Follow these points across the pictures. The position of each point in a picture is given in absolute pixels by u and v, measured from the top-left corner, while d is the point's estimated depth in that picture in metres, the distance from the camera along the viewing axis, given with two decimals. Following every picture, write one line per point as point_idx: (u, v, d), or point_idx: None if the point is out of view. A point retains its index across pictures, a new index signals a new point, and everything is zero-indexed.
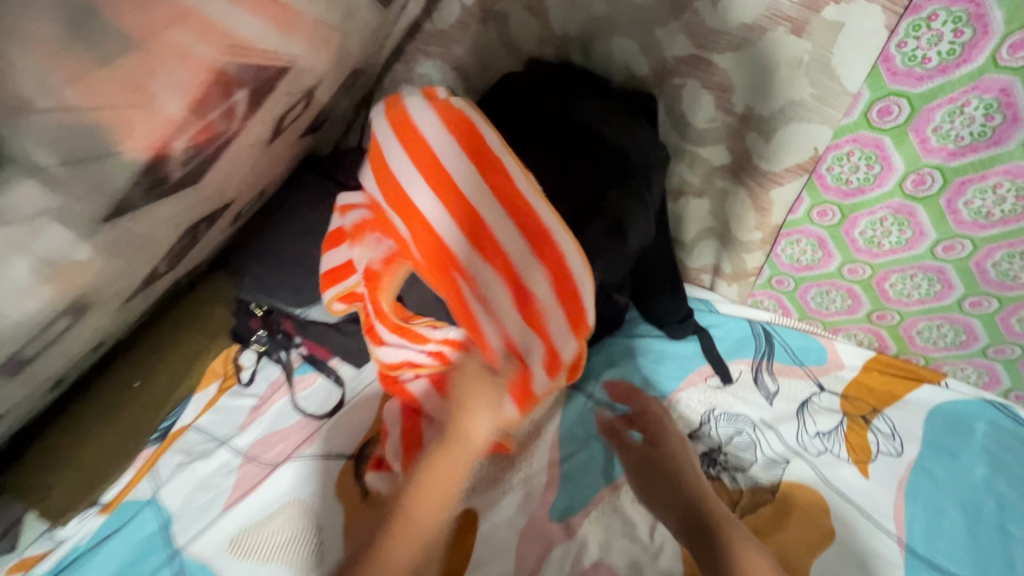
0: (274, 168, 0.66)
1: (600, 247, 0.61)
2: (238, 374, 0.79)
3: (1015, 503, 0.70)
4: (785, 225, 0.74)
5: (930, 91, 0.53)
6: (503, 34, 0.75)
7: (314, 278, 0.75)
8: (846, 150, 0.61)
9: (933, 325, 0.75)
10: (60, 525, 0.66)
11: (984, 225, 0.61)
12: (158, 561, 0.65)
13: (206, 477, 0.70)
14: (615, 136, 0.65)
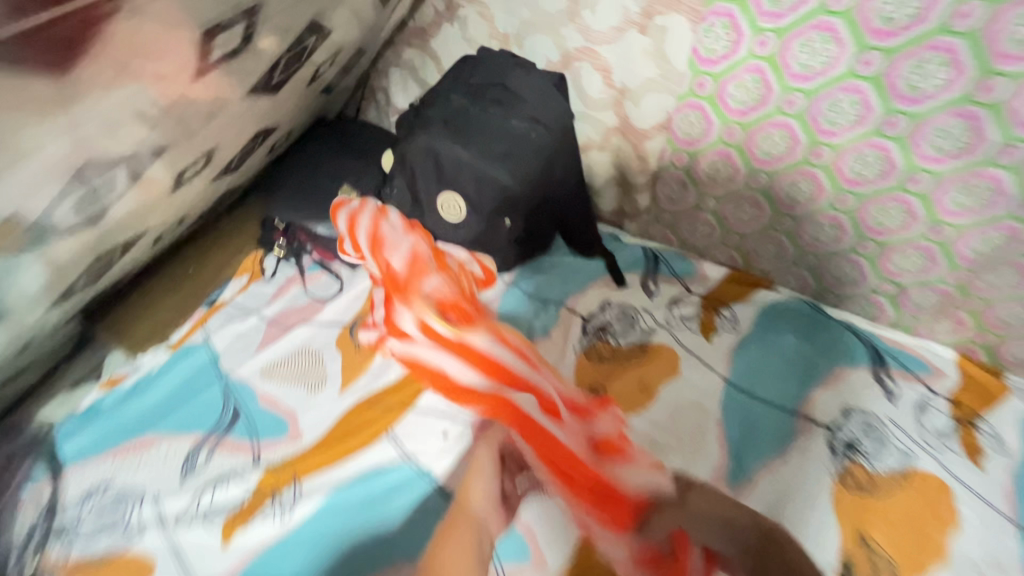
0: (301, 113, 0.96)
1: (517, 159, 0.93)
2: (263, 271, 1.07)
3: (808, 360, 0.99)
4: (659, 170, 1.05)
5: (723, 70, 0.85)
6: (463, 32, 1.05)
7: (326, 201, 1.07)
8: (685, 112, 0.93)
9: (760, 243, 1.06)
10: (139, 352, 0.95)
11: (771, 161, 0.92)
12: (210, 379, 0.91)
13: (242, 333, 0.98)
14: (535, 101, 0.95)
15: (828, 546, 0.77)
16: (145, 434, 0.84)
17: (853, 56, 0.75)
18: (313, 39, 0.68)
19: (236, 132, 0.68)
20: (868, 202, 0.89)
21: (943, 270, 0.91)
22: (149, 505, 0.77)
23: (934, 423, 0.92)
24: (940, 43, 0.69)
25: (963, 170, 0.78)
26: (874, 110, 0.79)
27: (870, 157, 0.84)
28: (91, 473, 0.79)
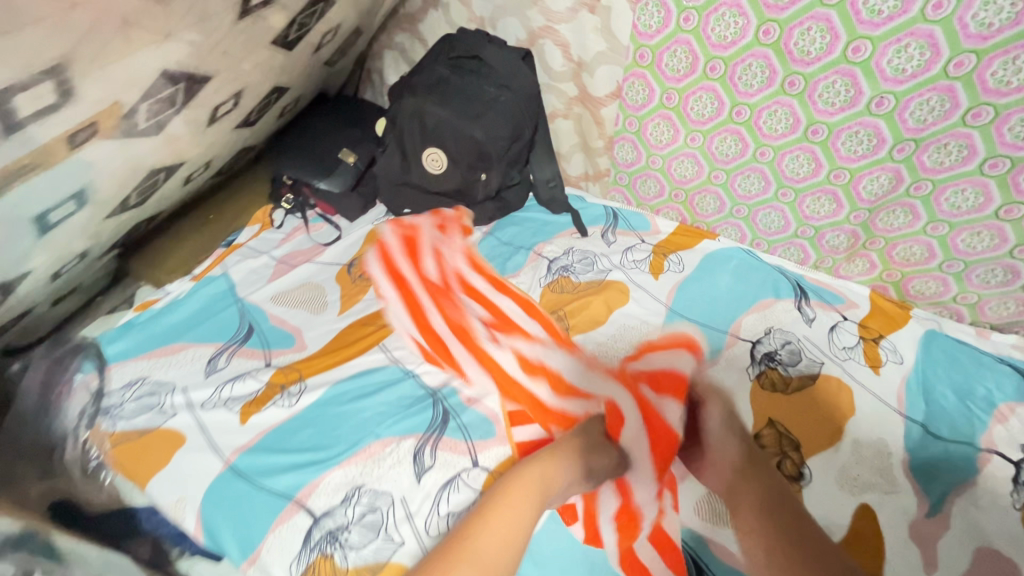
0: (308, 81, 1.13)
1: (493, 121, 1.10)
2: (272, 221, 1.23)
3: (742, 293, 1.15)
4: (614, 134, 1.23)
5: (658, 43, 1.03)
6: (446, 17, 1.23)
7: (327, 161, 1.24)
8: (631, 81, 1.11)
9: (702, 197, 1.23)
10: (168, 282, 1.12)
11: (703, 121, 1.10)
12: (228, 302, 1.07)
13: (254, 268, 1.14)
14: (506, 72, 1.13)
15: (741, 428, 0.95)
16: (174, 343, 1.00)
17: (757, 28, 0.93)
18: (319, 6, 0.84)
19: (260, 79, 0.87)
20: (782, 153, 1.06)
21: (848, 211, 1.08)
22: (179, 393, 0.93)
23: (844, 341, 1.08)
24: (819, 14, 0.87)
25: (850, 120, 0.95)
26: (777, 73, 0.96)
27: (779, 113, 1.01)
28: (131, 369, 0.95)
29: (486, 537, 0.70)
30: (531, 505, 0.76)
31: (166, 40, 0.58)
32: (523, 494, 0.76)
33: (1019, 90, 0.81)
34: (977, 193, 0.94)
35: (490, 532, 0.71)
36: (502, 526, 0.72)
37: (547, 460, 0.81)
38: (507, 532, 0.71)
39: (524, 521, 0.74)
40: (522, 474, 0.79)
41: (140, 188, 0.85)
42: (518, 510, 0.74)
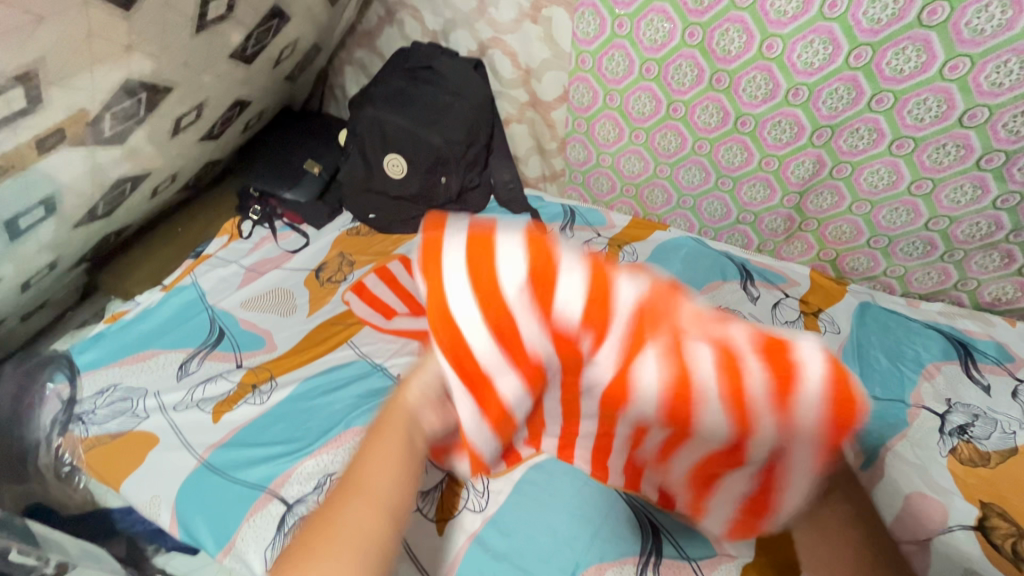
0: (270, 94, 1.18)
1: (449, 124, 1.18)
2: (240, 232, 1.25)
3: (692, 277, 1.21)
4: (566, 135, 1.31)
5: (597, 48, 1.11)
6: (401, 32, 1.31)
7: (291, 173, 1.28)
8: (577, 84, 1.19)
9: (651, 190, 1.31)
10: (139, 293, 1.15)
11: (644, 119, 1.18)
12: (199, 310, 1.10)
13: (223, 276, 1.17)
14: (458, 79, 1.21)
15: None
16: (146, 350, 1.03)
17: (682, 30, 1.01)
18: (275, 22, 0.90)
19: (222, 92, 0.92)
20: (717, 145, 1.15)
21: (781, 196, 1.17)
22: (151, 397, 0.96)
23: (785, 315, 1.15)
24: (735, 16, 0.95)
25: (772, 111, 1.04)
26: (705, 71, 1.05)
27: (711, 108, 1.10)
28: (103, 377, 0.99)
29: (349, 535, 0.39)
30: (370, 533, 0.39)
31: (127, 52, 0.64)
32: (378, 499, 0.40)
33: (912, 76, 0.90)
34: (890, 171, 1.03)
35: (365, 510, 0.40)
36: (371, 491, 0.41)
37: (377, 455, 0.43)
38: (358, 543, 0.38)
39: (389, 545, 0.40)
40: (376, 430, 0.45)
41: (108, 198, 0.89)
42: (385, 478, 0.42)
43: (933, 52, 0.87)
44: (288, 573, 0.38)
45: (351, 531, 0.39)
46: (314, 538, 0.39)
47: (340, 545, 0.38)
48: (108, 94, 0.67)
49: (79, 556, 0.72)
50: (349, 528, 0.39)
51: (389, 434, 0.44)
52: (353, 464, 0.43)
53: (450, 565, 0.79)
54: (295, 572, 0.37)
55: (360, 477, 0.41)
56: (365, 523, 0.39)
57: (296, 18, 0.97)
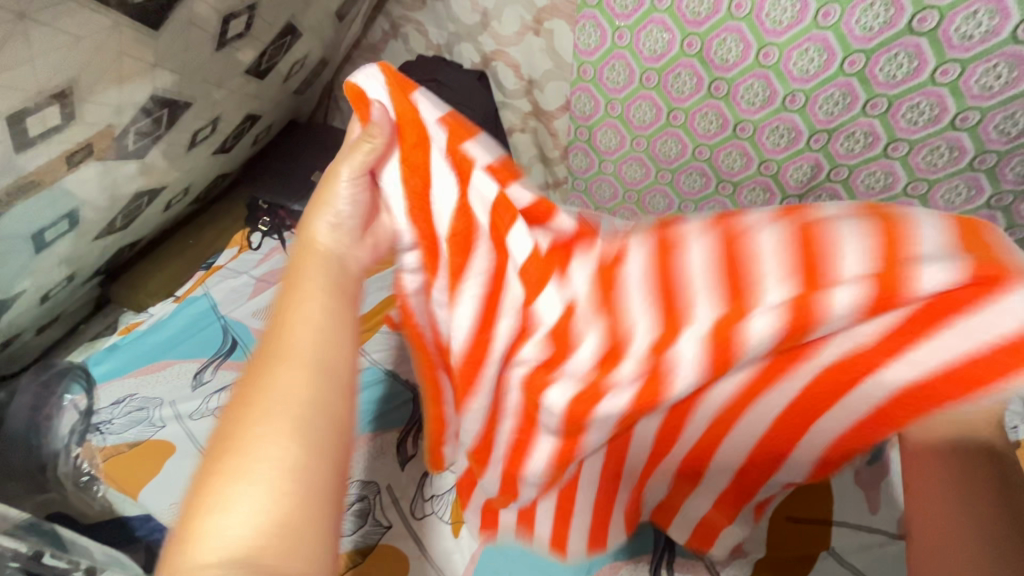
0: (279, 108, 1.21)
1: None
2: (250, 244, 1.27)
3: None
4: (569, 143, 1.33)
5: (598, 58, 1.14)
6: (406, 46, 1.35)
7: (299, 185, 1.30)
8: (579, 94, 1.22)
9: (653, 196, 1.34)
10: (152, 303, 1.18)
11: (645, 126, 1.21)
12: (211, 320, 1.12)
13: (234, 287, 1.19)
14: (462, 90, 1.24)
15: None
16: (160, 360, 1.05)
17: (681, 41, 1.04)
18: (287, 39, 0.93)
19: (235, 106, 0.95)
20: (717, 150, 1.18)
21: (780, 199, 1.19)
22: (167, 407, 0.97)
23: None
24: (732, 26, 0.99)
25: (770, 116, 1.07)
26: (704, 79, 1.08)
27: (710, 115, 1.13)
28: (119, 388, 1.01)
29: (282, 392, 0.38)
30: (305, 388, 0.38)
31: (152, 71, 0.66)
32: (306, 356, 0.40)
33: (904, 81, 0.93)
34: (886, 173, 1.06)
35: (295, 366, 0.39)
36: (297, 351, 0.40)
37: (301, 308, 0.43)
38: (289, 397, 0.37)
39: (325, 393, 0.39)
40: (288, 298, 0.45)
41: (125, 211, 0.91)
42: (308, 338, 0.41)
43: (924, 57, 0.90)
44: (221, 444, 0.35)
45: (282, 389, 0.38)
46: (242, 409, 0.37)
47: (273, 405, 0.37)
48: (132, 111, 0.69)
49: (105, 561, 0.74)
50: (278, 390, 0.38)
51: (308, 291, 0.45)
52: (270, 334, 0.42)
53: (468, 564, 0.80)
54: (227, 439, 0.35)
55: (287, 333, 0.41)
56: (294, 379, 0.38)
57: (307, 35, 1.00)
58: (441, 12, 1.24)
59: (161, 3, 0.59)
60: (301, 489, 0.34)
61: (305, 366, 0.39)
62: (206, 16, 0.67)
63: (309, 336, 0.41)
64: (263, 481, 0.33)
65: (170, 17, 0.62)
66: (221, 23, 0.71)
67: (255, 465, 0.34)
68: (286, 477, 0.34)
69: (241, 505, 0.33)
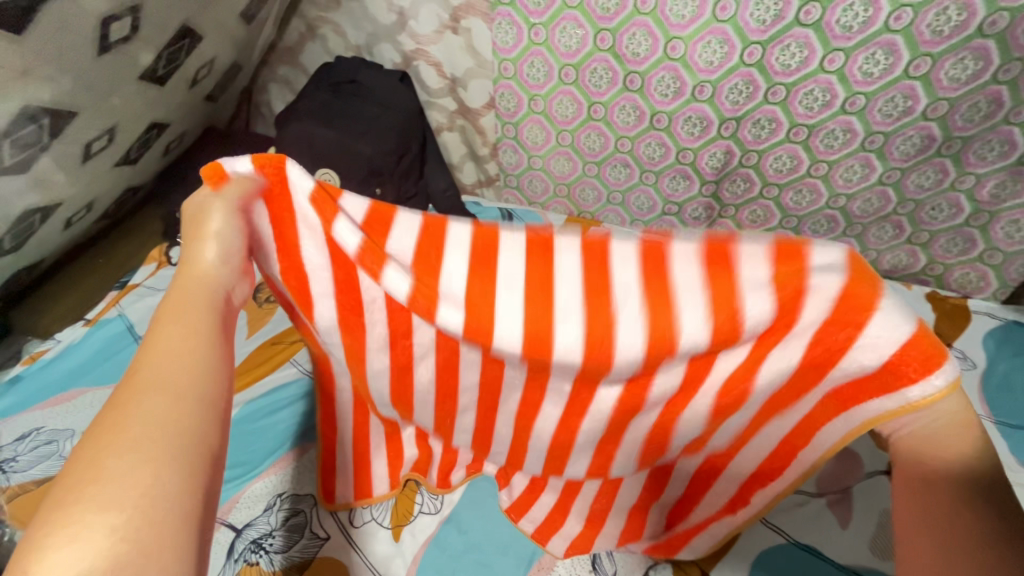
0: (189, 116, 1.15)
1: (379, 136, 1.19)
2: (168, 259, 1.20)
3: None
4: (497, 141, 1.35)
5: (517, 55, 1.15)
6: (324, 47, 1.32)
7: None
8: (502, 91, 1.23)
9: (582, 188, 1.37)
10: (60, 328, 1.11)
11: (568, 121, 1.24)
12: (127, 342, 1.05)
13: (153, 305, 1.13)
14: (383, 91, 1.22)
15: None
16: (71, 389, 0.98)
17: (594, 36, 1.07)
18: (186, 42, 0.89)
19: (134, 114, 0.90)
20: (637, 142, 1.22)
21: (699, 185, 1.25)
22: (80, 438, 0.91)
23: None
24: (639, 21, 1.02)
25: (682, 107, 1.12)
26: (618, 73, 1.11)
27: (628, 107, 1.16)
28: (24, 422, 0.94)
29: (143, 419, 0.35)
30: (180, 414, 0.37)
31: (22, 78, 0.62)
32: (178, 381, 0.38)
33: (798, 70, 1.00)
34: (791, 157, 1.13)
35: (172, 391, 0.38)
36: (172, 375, 0.38)
37: (176, 328, 0.41)
38: (167, 425, 0.36)
39: (193, 423, 0.37)
40: (164, 321, 0.42)
41: (14, 231, 0.84)
42: (181, 365, 0.39)
43: (812, 47, 0.96)
44: (82, 468, 0.33)
45: (148, 415, 0.36)
46: (98, 443, 0.34)
47: (135, 435, 0.35)
48: (4, 122, 0.64)
49: None
50: (149, 415, 0.36)
51: (189, 310, 0.43)
52: (140, 356, 0.40)
53: (409, 567, 0.80)
54: (92, 463, 0.33)
55: (161, 355, 0.40)
56: (167, 405, 0.37)
57: (210, 38, 0.96)
58: (357, 13, 1.22)
59: (22, 5, 0.56)
60: (155, 522, 0.32)
61: (181, 391, 0.38)
62: (79, 19, 0.63)
63: (184, 362, 0.40)
64: (114, 523, 0.31)
65: (35, 21, 0.58)
66: (99, 27, 0.67)
67: (111, 491, 0.32)
68: (140, 512, 0.32)
69: (84, 543, 0.30)
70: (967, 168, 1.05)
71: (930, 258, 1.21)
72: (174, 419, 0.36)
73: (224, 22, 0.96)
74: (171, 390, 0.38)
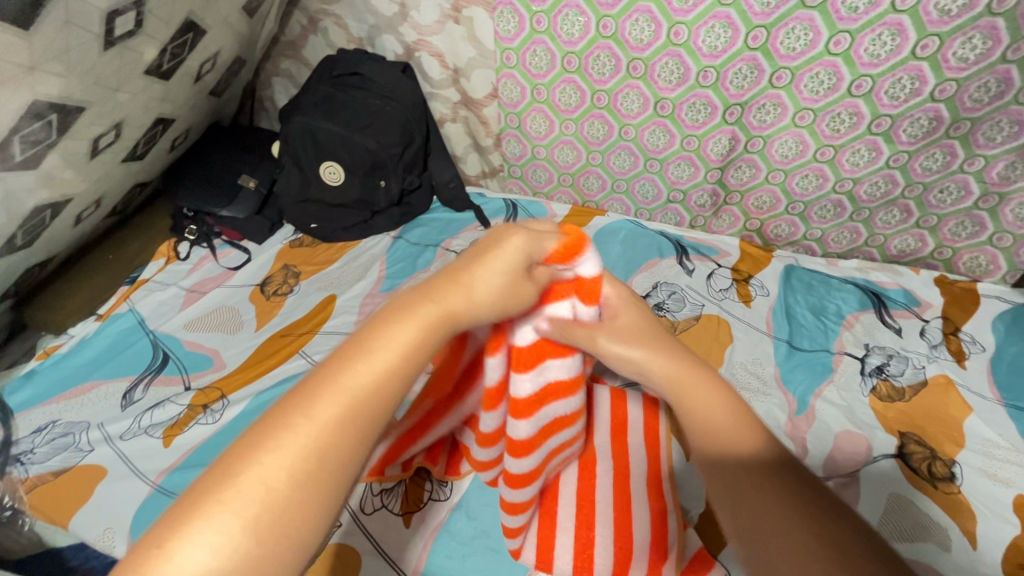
0: (194, 111, 1.16)
1: (382, 128, 1.18)
2: (177, 254, 1.23)
3: (631, 257, 1.28)
4: (501, 131, 1.35)
5: (519, 44, 1.15)
6: (326, 40, 1.32)
7: (223, 189, 1.25)
8: (505, 81, 1.23)
9: (587, 177, 1.37)
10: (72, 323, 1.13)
11: (571, 110, 1.23)
12: (139, 336, 1.07)
13: (163, 299, 1.14)
14: (386, 84, 1.21)
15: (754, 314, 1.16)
16: (84, 383, 1.00)
17: (597, 23, 1.06)
18: (189, 36, 0.89)
19: (140, 109, 0.90)
20: (641, 129, 1.21)
21: (704, 172, 1.25)
22: (95, 430, 0.93)
23: (719, 284, 1.22)
24: (642, 7, 1.01)
25: (685, 93, 1.12)
26: (621, 60, 1.10)
27: (632, 95, 1.16)
28: (40, 415, 0.95)
29: (331, 425, 0.32)
30: (353, 446, 0.32)
31: (30, 74, 0.63)
32: (378, 403, 0.34)
33: (803, 53, 0.99)
34: (796, 142, 1.12)
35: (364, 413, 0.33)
36: (379, 393, 0.34)
37: (411, 339, 0.37)
38: (341, 446, 0.32)
39: (364, 457, 0.33)
40: (408, 309, 0.38)
41: (26, 226, 0.86)
42: (387, 382, 0.34)
43: (818, 30, 0.95)
44: (269, 436, 0.31)
45: (335, 420, 0.32)
46: (293, 412, 0.32)
47: (316, 434, 0.31)
48: (14, 118, 0.65)
49: None
50: (336, 430, 0.32)
51: (429, 322, 0.38)
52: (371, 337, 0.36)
53: (421, 553, 0.81)
54: (274, 440, 0.31)
55: (380, 357, 0.35)
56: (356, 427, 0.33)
57: (213, 32, 0.96)
58: (358, 4, 1.22)
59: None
60: (286, 546, 0.29)
61: (371, 418, 0.33)
62: (85, 13, 0.64)
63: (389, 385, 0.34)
64: (241, 522, 0.28)
65: (42, 16, 0.59)
66: (103, 21, 0.67)
67: (266, 482, 0.30)
68: (270, 537, 0.29)
69: (226, 532, 0.28)
70: (976, 150, 1.04)
71: (938, 242, 1.20)
72: (346, 449, 0.32)
73: (227, 15, 0.96)
74: (360, 410, 0.33)
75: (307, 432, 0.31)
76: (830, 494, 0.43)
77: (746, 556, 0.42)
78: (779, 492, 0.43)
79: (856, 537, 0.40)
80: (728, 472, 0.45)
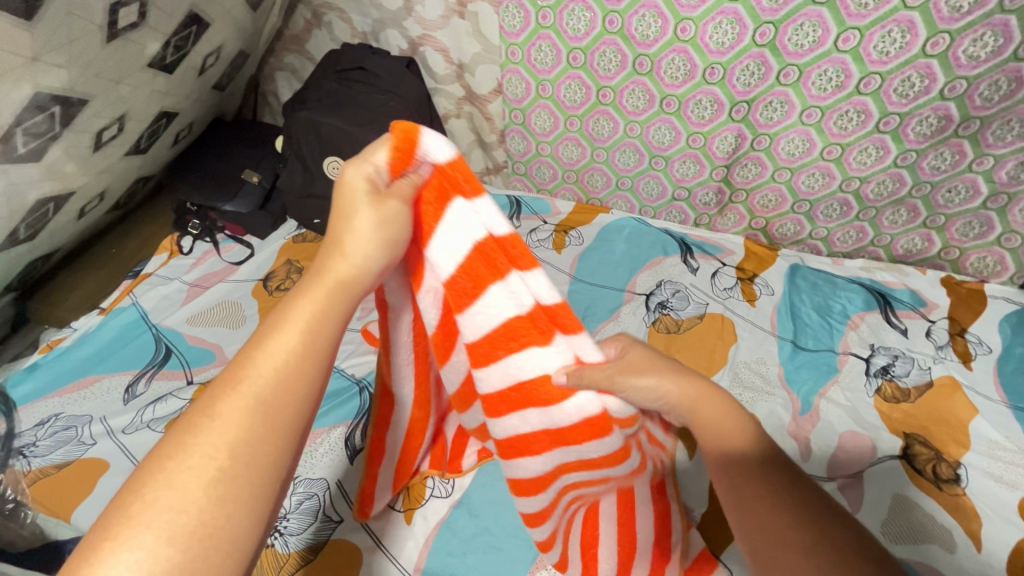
0: (198, 105, 1.16)
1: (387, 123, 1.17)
2: (180, 248, 1.23)
3: (635, 255, 1.27)
4: (505, 127, 1.34)
5: (525, 39, 1.14)
6: (331, 35, 1.31)
7: (226, 183, 1.25)
8: (509, 76, 1.22)
9: (591, 174, 1.36)
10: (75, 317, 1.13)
11: (576, 106, 1.23)
12: (142, 330, 1.07)
13: (167, 293, 1.14)
14: (390, 78, 1.21)
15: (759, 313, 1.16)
16: (87, 376, 1.00)
17: (602, 18, 1.05)
18: (193, 29, 0.89)
19: (143, 102, 0.90)
20: (647, 126, 1.20)
21: (710, 170, 1.24)
22: (98, 423, 0.93)
23: (724, 283, 1.22)
24: (648, 2, 1.00)
25: (692, 90, 1.11)
26: (627, 57, 1.10)
27: (637, 91, 1.15)
28: (43, 408, 0.96)
29: (240, 415, 0.35)
30: (267, 427, 0.36)
31: (33, 66, 0.63)
32: (285, 385, 0.38)
33: (811, 50, 0.98)
34: (803, 140, 1.11)
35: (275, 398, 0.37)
36: (285, 374, 0.38)
37: (305, 317, 0.41)
38: (257, 429, 0.36)
39: (281, 433, 0.37)
40: (303, 295, 0.42)
41: (29, 219, 0.85)
42: (291, 364, 0.38)
43: (826, 26, 0.94)
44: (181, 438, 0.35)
45: (245, 408, 0.36)
46: (201, 410, 0.36)
47: (227, 423, 0.35)
48: (17, 110, 0.65)
49: None
50: (245, 417, 0.35)
51: (322, 302, 0.42)
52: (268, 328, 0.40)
53: (422, 550, 0.81)
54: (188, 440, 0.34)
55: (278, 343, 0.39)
56: (267, 411, 0.36)
57: (217, 25, 0.96)
58: None
59: None
60: (219, 529, 0.33)
61: (278, 399, 0.37)
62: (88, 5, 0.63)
63: (293, 368, 0.38)
64: (181, 518, 0.32)
65: (45, 8, 0.58)
66: (107, 13, 0.67)
67: (186, 477, 0.33)
68: (204, 526, 0.32)
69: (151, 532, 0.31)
70: (985, 149, 1.02)
71: (945, 242, 1.19)
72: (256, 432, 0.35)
73: (230, 9, 0.96)
74: (270, 396, 0.37)
75: (219, 425, 0.35)
76: (810, 482, 0.49)
77: (752, 552, 0.47)
78: (792, 501, 0.47)
79: (846, 532, 0.45)
80: (732, 465, 0.50)
